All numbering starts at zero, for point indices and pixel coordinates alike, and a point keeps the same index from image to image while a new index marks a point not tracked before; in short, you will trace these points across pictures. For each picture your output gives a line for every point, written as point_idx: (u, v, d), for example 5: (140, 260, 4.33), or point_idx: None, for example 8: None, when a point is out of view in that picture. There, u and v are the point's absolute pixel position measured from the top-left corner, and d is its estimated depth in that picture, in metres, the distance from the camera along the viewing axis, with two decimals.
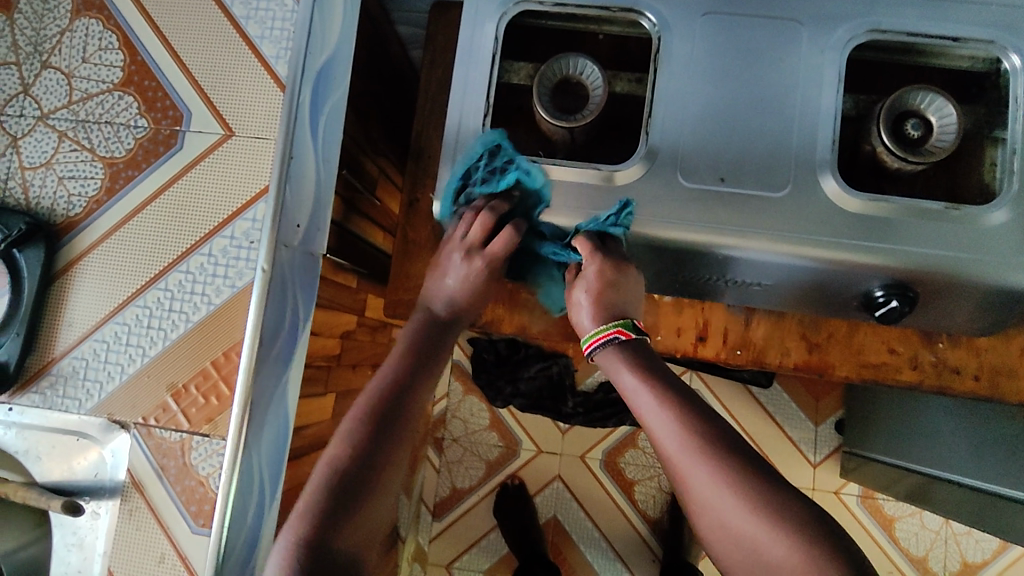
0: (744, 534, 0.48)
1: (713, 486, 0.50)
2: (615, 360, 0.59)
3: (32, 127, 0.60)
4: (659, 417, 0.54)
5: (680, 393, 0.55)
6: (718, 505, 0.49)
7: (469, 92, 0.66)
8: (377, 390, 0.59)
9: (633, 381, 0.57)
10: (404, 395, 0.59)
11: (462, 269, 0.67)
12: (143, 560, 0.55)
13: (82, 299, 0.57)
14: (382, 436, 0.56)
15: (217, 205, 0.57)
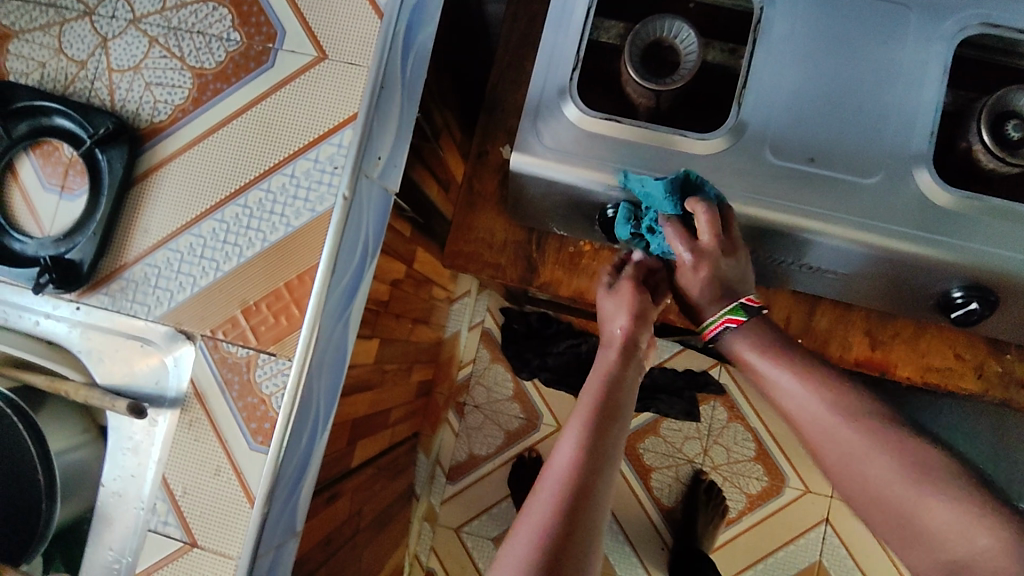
0: (888, 494, 0.45)
1: (863, 454, 0.47)
2: (746, 348, 0.57)
3: (123, 30, 0.59)
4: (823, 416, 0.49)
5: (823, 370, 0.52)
6: (870, 474, 0.46)
7: (559, 44, 0.64)
8: (591, 416, 0.49)
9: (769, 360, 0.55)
10: (624, 410, 0.52)
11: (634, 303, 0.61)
12: (198, 472, 0.55)
13: (159, 207, 0.57)
14: (609, 465, 0.47)
15: (303, 128, 0.56)
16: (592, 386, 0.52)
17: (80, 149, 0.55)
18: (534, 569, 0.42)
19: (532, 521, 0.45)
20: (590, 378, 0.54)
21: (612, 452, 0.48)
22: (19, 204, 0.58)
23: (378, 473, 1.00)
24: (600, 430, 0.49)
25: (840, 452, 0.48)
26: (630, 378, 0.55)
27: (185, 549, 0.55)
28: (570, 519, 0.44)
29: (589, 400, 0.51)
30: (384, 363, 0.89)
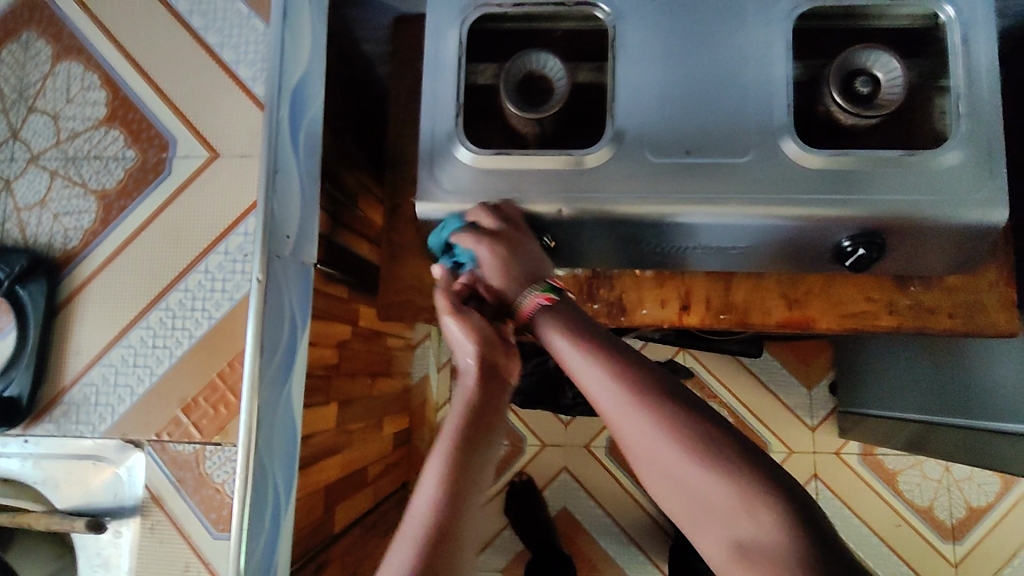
0: (676, 477, 0.48)
1: (651, 441, 0.48)
2: (551, 329, 0.56)
3: (24, 168, 0.62)
4: (610, 388, 0.51)
5: (623, 357, 0.52)
6: (647, 447, 0.49)
7: (439, 95, 0.69)
8: (447, 453, 0.54)
9: (588, 363, 0.52)
10: (489, 437, 0.57)
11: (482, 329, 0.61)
12: (169, 571, 0.57)
13: (86, 328, 0.59)
14: (467, 495, 0.52)
15: (210, 224, 0.60)
16: (460, 406, 0.58)
17: (0, 289, 0.58)
18: None
19: (397, 553, 0.49)
20: (457, 405, 0.58)
21: (476, 472, 0.54)
22: None
23: (367, 531, 1.02)
24: (452, 463, 0.53)
25: (633, 432, 0.49)
26: (495, 384, 0.61)
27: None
28: (434, 549, 0.48)
29: (455, 414, 0.57)
30: (348, 423, 0.91)
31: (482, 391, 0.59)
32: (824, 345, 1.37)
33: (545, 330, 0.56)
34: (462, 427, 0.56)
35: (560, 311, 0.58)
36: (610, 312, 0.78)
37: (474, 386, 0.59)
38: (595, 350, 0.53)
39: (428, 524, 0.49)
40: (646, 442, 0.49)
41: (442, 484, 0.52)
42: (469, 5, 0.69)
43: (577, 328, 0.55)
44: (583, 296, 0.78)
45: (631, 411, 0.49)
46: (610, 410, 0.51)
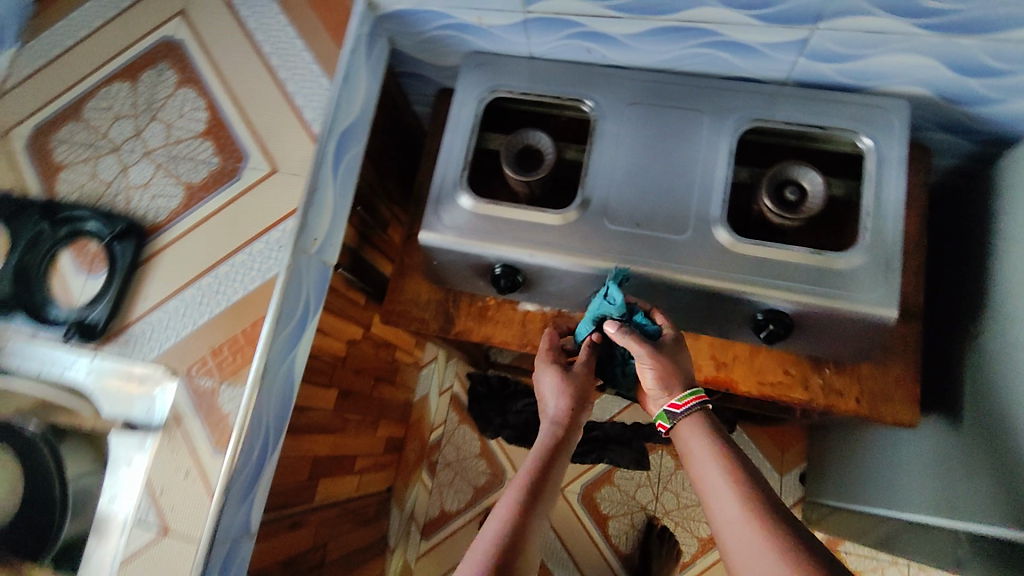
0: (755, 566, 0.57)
1: (742, 531, 0.59)
2: (695, 428, 0.69)
3: (140, 159, 0.85)
4: (713, 483, 0.64)
5: (731, 460, 0.65)
6: (716, 496, 0.63)
7: (452, 151, 0.88)
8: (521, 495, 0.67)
9: (699, 446, 0.67)
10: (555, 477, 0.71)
11: (555, 388, 0.77)
12: (174, 474, 0.72)
13: (155, 281, 0.79)
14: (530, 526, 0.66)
15: (260, 219, 0.79)
16: (535, 454, 0.72)
17: (104, 241, 0.80)
18: None
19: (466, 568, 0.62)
20: (534, 453, 0.72)
21: (540, 511, 0.68)
22: (59, 284, 0.81)
23: (345, 514, 1.16)
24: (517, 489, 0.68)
25: (725, 518, 0.61)
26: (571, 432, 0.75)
27: (157, 537, 0.71)
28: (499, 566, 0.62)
29: (541, 455, 0.72)
30: (345, 411, 1.07)
31: (563, 432, 0.74)
32: (798, 435, 1.45)
33: (686, 432, 0.69)
34: (536, 468, 0.70)
35: (695, 421, 0.69)
36: None
37: (550, 435, 0.74)
38: (719, 452, 0.66)
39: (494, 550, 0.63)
40: (715, 491, 0.63)
41: (511, 518, 0.66)
42: (486, 88, 0.90)
43: (715, 436, 0.67)
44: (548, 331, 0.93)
45: (729, 504, 0.61)
46: (710, 497, 0.64)
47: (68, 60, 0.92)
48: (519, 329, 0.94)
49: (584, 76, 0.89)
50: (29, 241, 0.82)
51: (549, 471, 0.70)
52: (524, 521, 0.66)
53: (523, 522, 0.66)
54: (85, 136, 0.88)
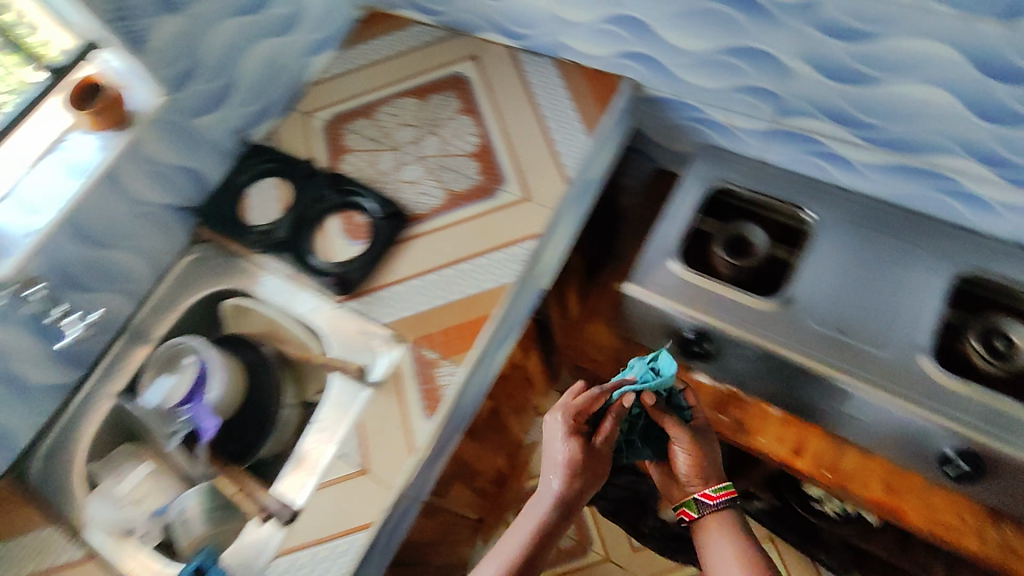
0: None
1: None
2: (728, 530, 0.76)
3: (414, 161, 1.00)
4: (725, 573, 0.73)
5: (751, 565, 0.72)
6: (718, 570, 0.73)
7: (673, 221, 0.97)
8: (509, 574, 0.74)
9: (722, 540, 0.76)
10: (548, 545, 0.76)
11: (563, 452, 0.76)
12: (382, 425, 0.81)
13: (404, 260, 0.91)
14: None
15: (505, 232, 0.91)
16: (524, 523, 0.76)
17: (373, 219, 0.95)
18: None
19: None
20: (524, 521, 0.77)
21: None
22: (322, 242, 0.96)
23: (451, 527, 1.19)
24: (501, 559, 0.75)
25: None
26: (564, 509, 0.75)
27: (355, 475, 0.78)
28: None
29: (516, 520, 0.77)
30: (490, 428, 1.13)
31: (563, 504, 0.75)
32: None
33: (716, 530, 0.77)
34: (527, 541, 0.75)
35: (717, 518, 0.77)
36: (733, 427, 0.93)
37: (545, 509, 0.75)
38: (744, 559, 0.73)
39: None
40: (721, 569, 0.74)
41: None
42: (713, 177, 1.00)
43: (742, 543, 0.74)
44: (718, 407, 0.94)
45: None
46: None
47: (375, 71, 1.12)
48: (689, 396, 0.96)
49: (808, 188, 0.97)
50: (309, 201, 0.99)
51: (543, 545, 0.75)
52: None
53: None
54: (372, 132, 1.06)
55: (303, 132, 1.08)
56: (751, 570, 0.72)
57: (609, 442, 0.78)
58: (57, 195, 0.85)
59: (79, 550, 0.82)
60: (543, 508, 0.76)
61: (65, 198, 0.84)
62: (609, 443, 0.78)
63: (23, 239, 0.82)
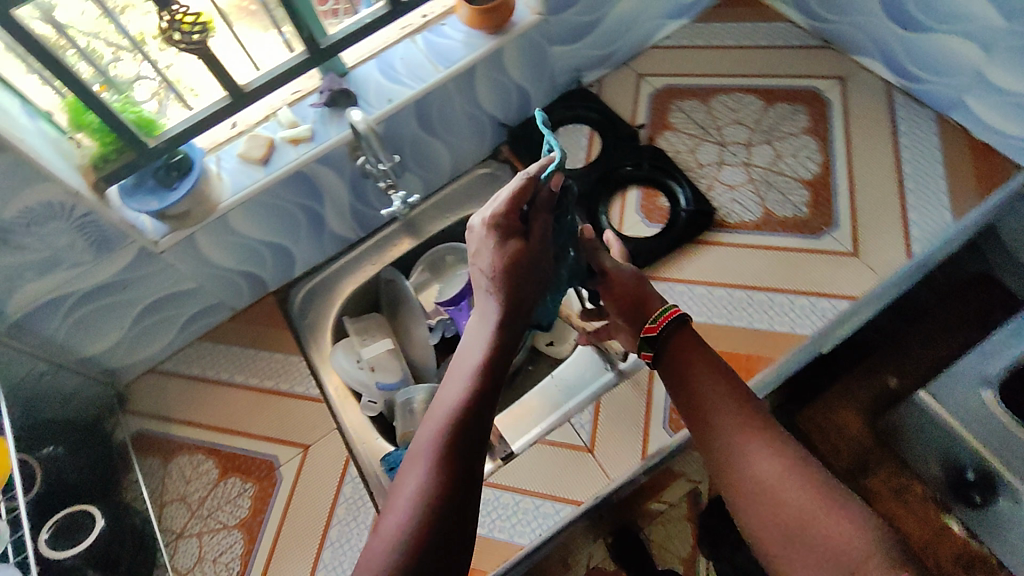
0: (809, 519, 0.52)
1: (778, 473, 0.55)
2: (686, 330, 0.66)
3: (738, 164, 0.92)
4: (779, 462, 0.55)
5: (696, 348, 0.65)
6: (755, 461, 0.56)
7: (1004, 346, 0.82)
8: (465, 399, 0.56)
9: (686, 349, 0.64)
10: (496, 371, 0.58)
11: (496, 251, 0.62)
12: (622, 414, 0.80)
13: (696, 263, 0.87)
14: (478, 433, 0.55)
15: (816, 282, 0.82)
16: (475, 347, 0.60)
17: (677, 209, 0.90)
18: (414, 509, 0.51)
19: (408, 476, 0.53)
20: (475, 334, 0.62)
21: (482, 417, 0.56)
22: (616, 209, 0.93)
23: None
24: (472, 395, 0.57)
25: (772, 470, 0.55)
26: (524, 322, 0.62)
27: (581, 450, 0.79)
28: (435, 471, 0.52)
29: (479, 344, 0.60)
30: None
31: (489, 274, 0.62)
32: None
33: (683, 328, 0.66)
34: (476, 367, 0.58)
35: (687, 334, 0.65)
36: None
37: (497, 326, 0.60)
38: (702, 351, 0.65)
39: (427, 454, 0.54)
40: (733, 444, 0.58)
41: (462, 423, 0.55)
42: None
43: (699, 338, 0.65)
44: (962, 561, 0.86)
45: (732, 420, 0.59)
46: (716, 416, 0.60)
47: (726, 55, 1.03)
48: (932, 533, 0.88)
49: None
50: (618, 164, 0.95)
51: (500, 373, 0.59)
52: (468, 428, 0.55)
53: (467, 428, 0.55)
54: (702, 117, 0.98)
55: (631, 92, 1.03)
56: (791, 475, 0.55)
57: (545, 239, 0.65)
58: (418, 73, 0.87)
59: (315, 389, 0.91)
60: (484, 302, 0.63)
61: (425, 81, 0.86)
62: (552, 251, 0.66)
63: (378, 102, 0.85)
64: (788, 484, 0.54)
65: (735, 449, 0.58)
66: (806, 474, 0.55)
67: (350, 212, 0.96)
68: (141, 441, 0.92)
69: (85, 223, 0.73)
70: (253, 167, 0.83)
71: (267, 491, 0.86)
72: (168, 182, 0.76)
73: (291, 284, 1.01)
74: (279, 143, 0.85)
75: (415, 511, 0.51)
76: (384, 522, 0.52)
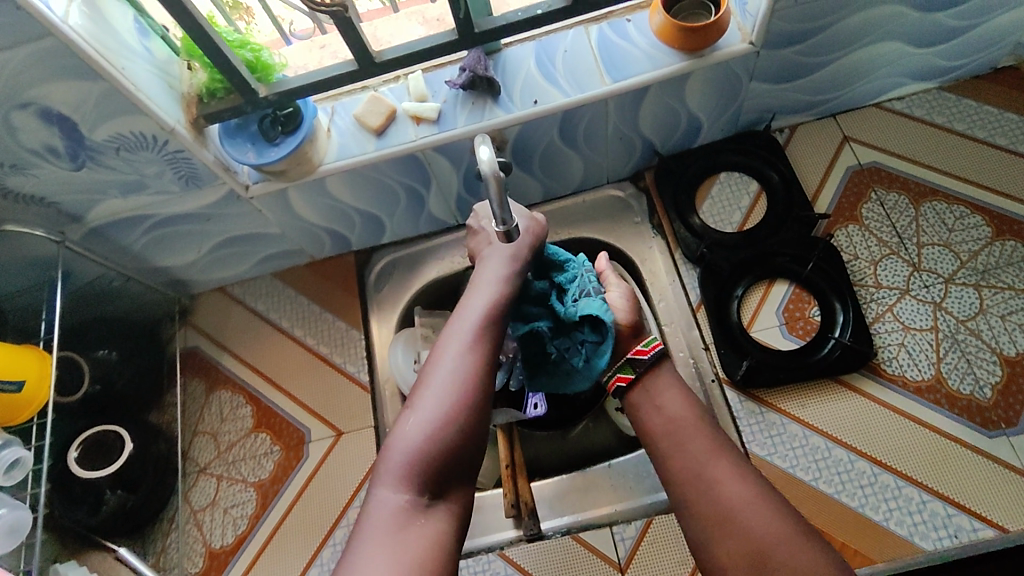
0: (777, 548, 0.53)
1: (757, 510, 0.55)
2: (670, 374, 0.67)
3: (924, 302, 0.74)
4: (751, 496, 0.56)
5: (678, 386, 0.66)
6: (727, 487, 0.57)
7: None
8: (470, 340, 0.60)
9: (666, 386, 0.66)
10: (498, 329, 0.63)
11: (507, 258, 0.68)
12: (671, 548, 0.70)
13: (825, 406, 0.72)
14: (486, 368, 0.60)
15: (966, 491, 0.66)
16: (479, 298, 0.64)
17: (827, 332, 0.73)
18: (427, 444, 0.55)
19: (425, 407, 0.57)
20: (441, 370, 0.59)
21: (492, 355, 0.61)
22: (753, 302, 0.78)
23: None
24: (446, 436, 0.55)
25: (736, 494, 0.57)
26: (495, 352, 0.61)
27: (613, 566, 0.70)
28: (453, 406, 0.56)
29: (466, 324, 0.61)
30: None
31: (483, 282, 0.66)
32: None
33: (666, 371, 0.67)
34: (465, 364, 0.59)
35: (665, 377, 0.67)
36: None
37: (502, 285, 0.65)
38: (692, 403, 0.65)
39: (446, 387, 0.57)
40: (704, 474, 0.59)
41: (475, 361, 0.59)
42: None
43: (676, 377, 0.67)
44: None
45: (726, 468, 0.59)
46: (695, 454, 0.60)
47: (964, 150, 0.81)
48: None
49: None
50: (777, 250, 0.78)
51: (499, 319, 0.63)
52: (480, 367, 0.59)
53: (479, 367, 0.59)
54: (902, 223, 0.79)
55: (826, 159, 0.83)
56: (759, 501, 0.56)
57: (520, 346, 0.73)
58: (580, 78, 0.72)
59: (366, 374, 0.86)
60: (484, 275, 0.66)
61: (584, 90, 0.71)
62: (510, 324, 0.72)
63: (522, 102, 0.72)
64: (728, 480, 0.58)
65: (705, 475, 0.59)
66: (771, 504, 0.55)
67: (455, 199, 0.85)
68: (192, 361, 0.91)
69: (176, 158, 0.65)
70: (365, 136, 0.74)
71: (291, 462, 0.83)
72: (271, 137, 0.68)
73: (376, 248, 0.94)
74: (401, 115, 0.74)
75: (431, 454, 0.54)
76: (399, 462, 0.54)
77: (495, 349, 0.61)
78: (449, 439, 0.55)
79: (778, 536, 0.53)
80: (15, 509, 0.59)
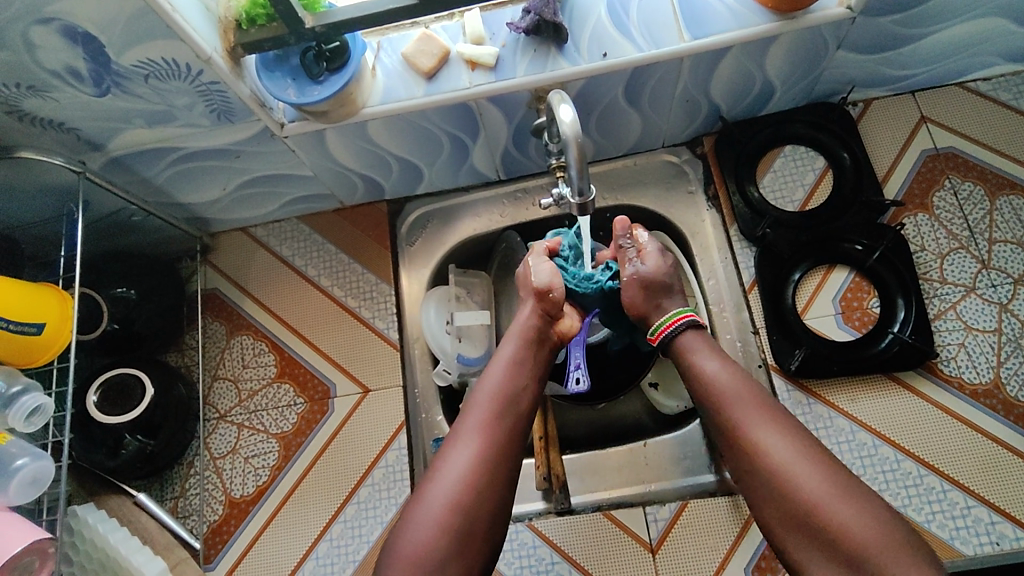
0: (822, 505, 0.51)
1: (800, 467, 0.53)
2: (699, 347, 0.63)
3: (989, 302, 0.71)
4: (796, 457, 0.54)
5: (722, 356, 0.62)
6: (805, 475, 0.53)
7: None
8: (483, 425, 0.59)
9: (717, 367, 0.61)
10: (517, 408, 0.62)
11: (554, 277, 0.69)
12: (702, 534, 0.68)
13: (876, 402, 0.69)
14: (502, 456, 0.58)
15: (1013, 499, 0.65)
16: (494, 377, 0.63)
17: (886, 326, 0.70)
18: (433, 538, 0.54)
19: (431, 496, 0.56)
20: (452, 463, 0.57)
21: (509, 439, 0.60)
22: (810, 287, 0.74)
23: None
24: (456, 528, 0.54)
25: (782, 452, 0.54)
26: (512, 440, 0.60)
27: (644, 547, 0.69)
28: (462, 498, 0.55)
29: (484, 403, 0.61)
30: None
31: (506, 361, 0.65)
32: None
33: (691, 341, 0.64)
34: (476, 449, 0.58)
35: (692, 340, 0.64)
36: None
37: (517, 358, 0.65)
38: (733, 370, 0.61)
39: (456, 481, 0.56)
40: (752, 440, 0.56)
41: (488, 445, 0.58)
42: None
43: (717, 351, 0.63)
44: None
45: (772, 433, 0.56)
46: (741, 419, 0.57)
47: None
48: None
49: None
50: (841, 235, 0.74)
51: (516, 398, 0.62)
52: (495, 455, 0.58)
53: (494, 454, 0.58)
54: (975, 216, 0.74)
55: (900, 139, 0.78)
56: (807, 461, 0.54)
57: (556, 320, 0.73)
58: (656, 32, 0.65)
59: (394, 331, 0.83)
60: (506, 351, 0.65)
61: (660, 46, 0.64)
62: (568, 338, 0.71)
63: (589, 54, 0.65)
64: (837, 506, 0.51)
65: (751, 445, 0.56)
66: (821, 462, 0.54)
67: (500, 153, 0.80)
68: (212, 304, 0.87)
69: (209, 90, 0.59)
70: (415, 79, 0.67)
71: (315, 416, 0.81)
72: (314, 73, 0.62)
73: (410, 198, 0.88)
74: (454, 58, 0.67)
75: (433, 548, 0.53)
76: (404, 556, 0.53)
77: (513, 435, 0.60)
78: (456, 531, 0.54)
79: (826, 488, 0.52)
80: (39, 458, 0.56)
